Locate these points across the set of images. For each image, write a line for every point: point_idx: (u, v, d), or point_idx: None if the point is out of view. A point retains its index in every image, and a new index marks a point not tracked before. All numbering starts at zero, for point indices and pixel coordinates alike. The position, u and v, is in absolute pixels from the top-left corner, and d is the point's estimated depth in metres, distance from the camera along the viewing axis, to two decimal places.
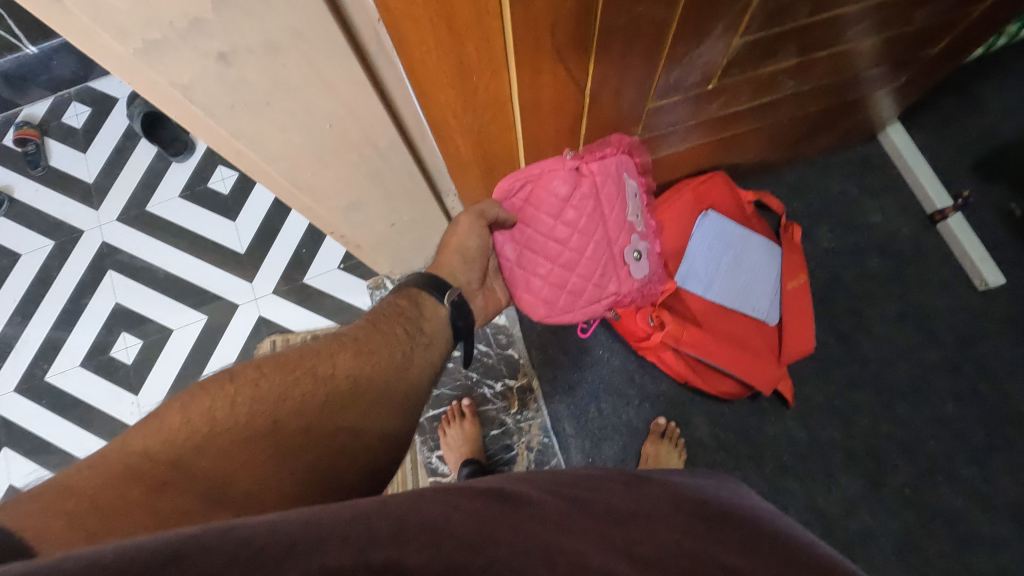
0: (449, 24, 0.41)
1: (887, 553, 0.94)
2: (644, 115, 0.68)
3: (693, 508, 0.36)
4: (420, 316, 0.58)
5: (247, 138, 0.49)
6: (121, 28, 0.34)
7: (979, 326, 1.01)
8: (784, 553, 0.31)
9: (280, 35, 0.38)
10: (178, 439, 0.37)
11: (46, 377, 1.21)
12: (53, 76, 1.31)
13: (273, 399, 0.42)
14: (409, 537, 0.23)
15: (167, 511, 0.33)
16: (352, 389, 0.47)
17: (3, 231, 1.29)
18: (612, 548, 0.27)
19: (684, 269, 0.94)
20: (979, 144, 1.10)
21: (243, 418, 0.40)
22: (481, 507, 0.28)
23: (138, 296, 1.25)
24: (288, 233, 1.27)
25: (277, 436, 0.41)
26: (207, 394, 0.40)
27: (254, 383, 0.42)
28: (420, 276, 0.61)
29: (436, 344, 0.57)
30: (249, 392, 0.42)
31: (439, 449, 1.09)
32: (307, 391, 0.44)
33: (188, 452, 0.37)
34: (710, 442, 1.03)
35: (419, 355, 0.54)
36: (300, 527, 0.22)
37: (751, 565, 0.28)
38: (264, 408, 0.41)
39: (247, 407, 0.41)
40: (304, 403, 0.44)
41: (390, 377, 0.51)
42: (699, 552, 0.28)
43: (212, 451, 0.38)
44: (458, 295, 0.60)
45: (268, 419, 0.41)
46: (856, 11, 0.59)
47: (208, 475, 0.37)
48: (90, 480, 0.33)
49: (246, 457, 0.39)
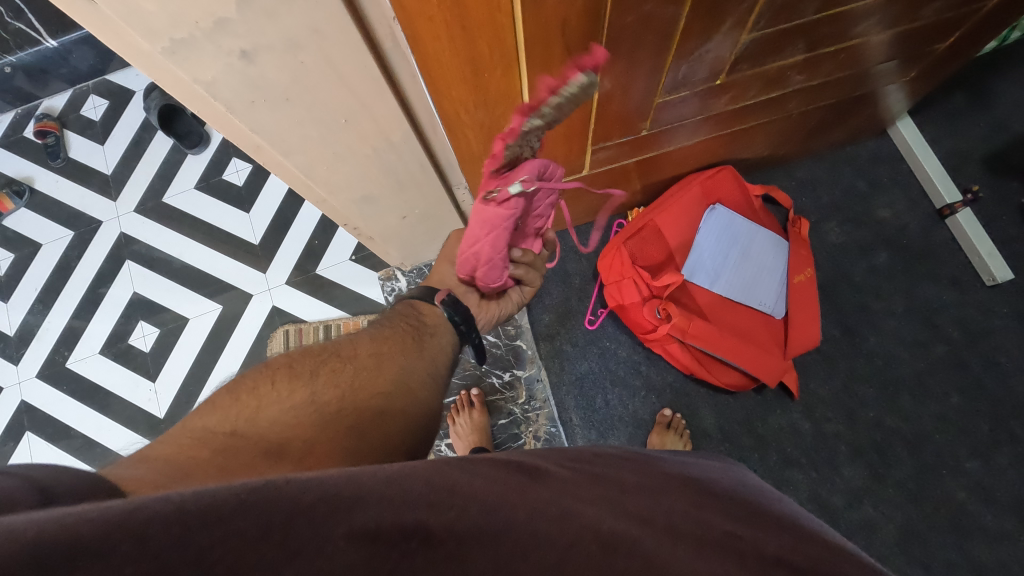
0: (461, 23, 0.43)
1: (889, 545, 0.95)
2: (652, 109, 0.69)
3: (695, 483, 0.38)
4: (419, 316, 0.62)
5: (266, 133, 0.50)
6: (149, 28, 0.36)
7: (987, 321, 1.02)
8: (781, 524, 0.33)
9: (300, 33, 0.40)
10: (231, 416, 0.40)
11: (67, 364, 1.25)
12: (72, 70, 1.33)
13: (306, 376, 0.46)
14: (435, 498, 0.25)
15: (235, 464, 0.35)
16: (375, 364, 0.51)
17: (23, 221, 1.32)
18: (617, 510, 0.29)
19: (692, 261, 0.96)
20: (990, 139, 1.09)
21: (284, 391, 0.44)
22: (494, 471, 0.30)
23: (155, 285, 1.28)
24: (300, 224, 1.29)
25: (318, 403, 0.44)
26: (249, 379, 0.45)
27: (288, 366, 0.47)
28: (418, 288, 0.65)
29: (441, 333, 0.61)
30: (286, 371, 0.46)
31: (448, 437, 1.11)
32: (335, 367, 0.49)
33: (243, 424, 0.40)
34: (715, 433, 1.04)
35: (430, 341, 0.59)
36: (341, 483, 0.24)
37: (750, 532, 0.30)
38: (301, 382, 0.45)
39: (286, 384, 0.45)
40: (336, 379, 0.47)
41: (407, 356, 0.54)
42: (702, 520, 0.30)
43: (262, 422, 0.40)
44: (449, 293, 0.62)
45: (307, 391, 0.45)
46: (864, 8, 0.59)
47: (264, 440, 0.39)
48: (162, 450, 0.35)
49: (294, 424, 0.41)
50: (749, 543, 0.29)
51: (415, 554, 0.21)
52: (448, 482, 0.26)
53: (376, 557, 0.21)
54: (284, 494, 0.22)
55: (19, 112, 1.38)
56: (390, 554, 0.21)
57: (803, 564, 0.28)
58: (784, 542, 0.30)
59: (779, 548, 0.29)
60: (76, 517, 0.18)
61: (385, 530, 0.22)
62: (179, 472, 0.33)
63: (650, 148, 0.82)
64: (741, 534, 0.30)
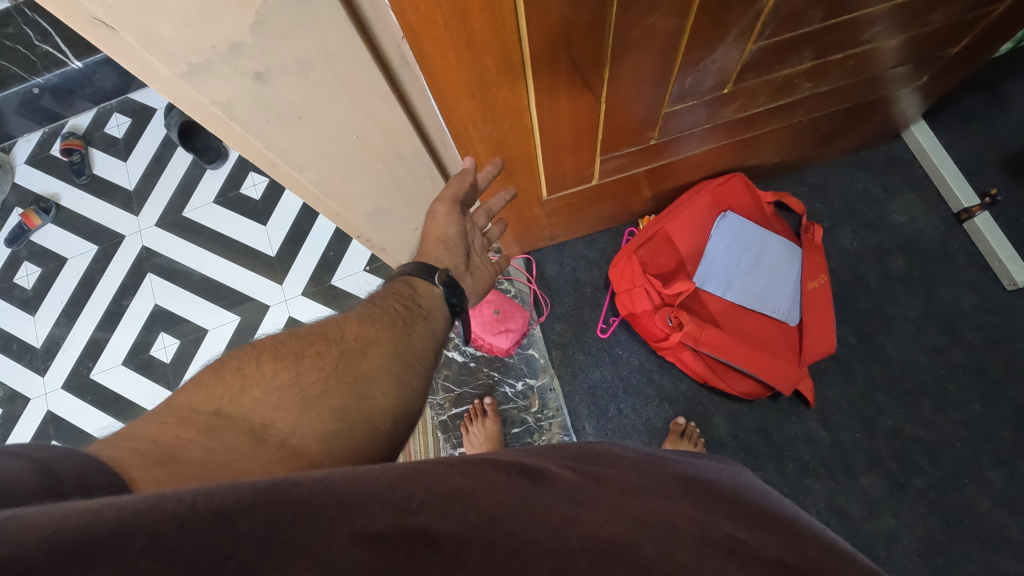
0: (469, 42, 0.44)
1: (911, 555, 0.93)
2: (660, 120, 0.70)
3: (698, 484, 0.38)
4: (415, 294, 0.60)
5: (280, 151, 0.52)
6: (168, 54, 0.38)
7: (1008, 327, 1.00)
8: (782, 526, 0.33)
9: (312, 55, 0.41)
10: (216, 395, 0.41)
11: (91, 374, 1.28)
12: (96, 89, 1.37)
13: (292, 358, 0.46)
14: (439, 503, 0.25)
15: (221, 446, 0.38)
16: (362, 346, 0.51)
17: (51, 236, 1.36)
18: (618, 512, 0.29)
19: (703, 270, 0.95)
20: (1008, 140, 1.08)
21: (270, 370, 0.45)
22: (497, 475, 0.30)
23: (174, 297, 1.31)
24: (316, 236, 1.32)
25: (301, 386, 0.45)
26: (238, 359, 0.45)
27: (273, 348, 0.47)
28: (412, 264, 0.64)
29: (436, 316, 0.60)
30: (269, 356, 0.46)
31: (462, 446, 1.10)
32: (324, 345, 0.49)
33: (225, 403, 0.41)
34: (729, 442, 1.03)
35: (423, 323, 0.57)
36: (346, 486, 0.24)
37: (751, 534, 0.31)
38: (286, 363, 0.46)
39: (271, 364, 0.45)
40: (321, 359, 0.48)
41: (397, 335, 0.54)
42: (704, 522, 0.31)
43: (247, 402, 0.42)
44: (448, 275, 0.62)
45: (292, 371, 0.45)
46: (875, 12, 0.59)
47: (247, 420, 0.41)
48: (148, 428, 0.37)
49: (276, 402, 0.42)
50: (749, 546, 0.29)
51: (419, 555, 0.22)
52: (451, 489, 0.27)
53: (382, 556, 0.22)
54: (290, 495, 0.22)
55: (45, 131, 1.42)
56: (393, 553, 0.22)
57: (798, 566, 0.28)
58: (785, 544, 0.31)
59: (779, 550, 0.30)
60: (94, 517, 0.19)
61: (388, 533, 0.22)
62: (165, 454, 0.35)
63: (660, 157, 0.82)
64: (743, 537, 0.30)
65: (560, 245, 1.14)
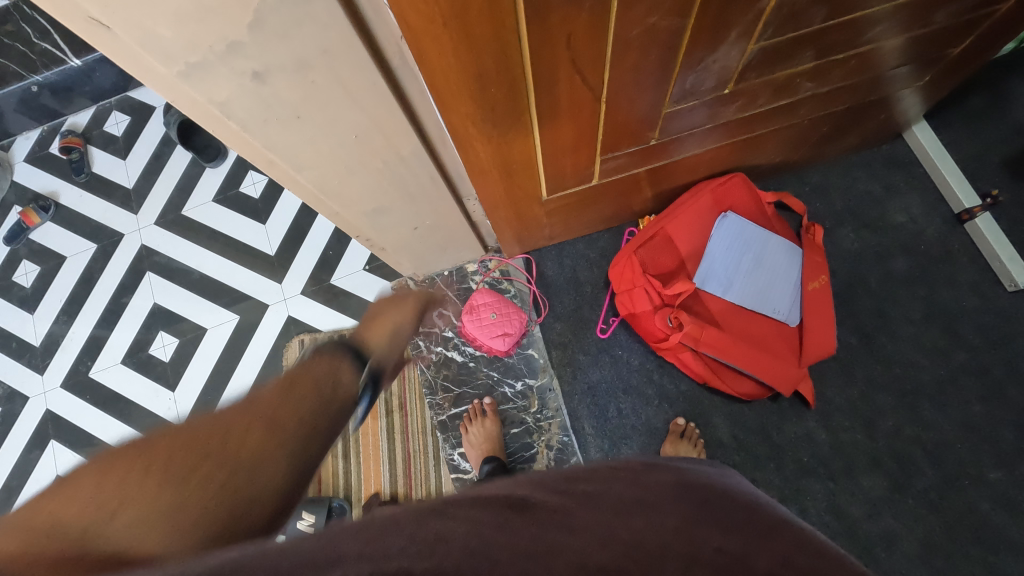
0: (468, 42, 0.44)
1: (910, 557, 0.93)
2: (660, 120, 0.69)
3: (689, 487, 0.41)
4: (333, 372, 0.53)
5: (278, 150, 0.51)
6: (165, 53, 0.37)
7: (1009, 328, 0.99)
8: (766, 531, 0.37)
9: (311, 54, 0.41)
10: (58, 532, 0.32)
11: (90, 373, 1.28)
12: (96, 87, 1.37)
13: (175, 461, 0.37)
14: (437, 547, 0.28)
15: None
16: (268, 435, 0.42)
17: (49, 235, 1.36)
18: (605, 536, 0.32)
19: (704, 270, 0.95)
20: (1011, 140, 1.07)
21: (139, 484, 0.35)
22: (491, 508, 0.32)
23: (173, 296, 1.31)
24: (315, 235, 1.31)
25: (183, 496, 0.35)
26: (98, 479, 0.35)
27: (148, 453, 0.37)
28: (332, 348, 0.57)
29: (353, 394, 0.52)
30: (146, 463, 0.36)
31: (461, 446, 1.10)
32: (222, 438, 0.40)
33: (75, 540, 0.32)
34: (729, 443, 1.03)
35: (338, 402, 0.50)
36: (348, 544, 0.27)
37: (737, 544, 0.34)
38: (162, 472, 0.36)
39: (140, 476, 0.36)
40: (224, 451, 0.39)
41: (307, 419, 0.45)
42: (692, 536, 0.34)
43: (106, 531, 0.33)
44: (365, 367, 0.58)
45: (169, 482, 0.36)
46: (878, 12, 0.58)
47: (101, 559, 0.32)
48: None
49: (147, 528, 0.33)
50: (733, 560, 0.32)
51: None
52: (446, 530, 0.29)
53: None
54: None
55: (44, 129, 1.42)
56: None
57: None
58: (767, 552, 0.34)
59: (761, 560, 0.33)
60: None
61: None
62: None
63: (660, 156, 0.82)
64: (728, 548, 0.33)
65: (560, 245, 1.13)
